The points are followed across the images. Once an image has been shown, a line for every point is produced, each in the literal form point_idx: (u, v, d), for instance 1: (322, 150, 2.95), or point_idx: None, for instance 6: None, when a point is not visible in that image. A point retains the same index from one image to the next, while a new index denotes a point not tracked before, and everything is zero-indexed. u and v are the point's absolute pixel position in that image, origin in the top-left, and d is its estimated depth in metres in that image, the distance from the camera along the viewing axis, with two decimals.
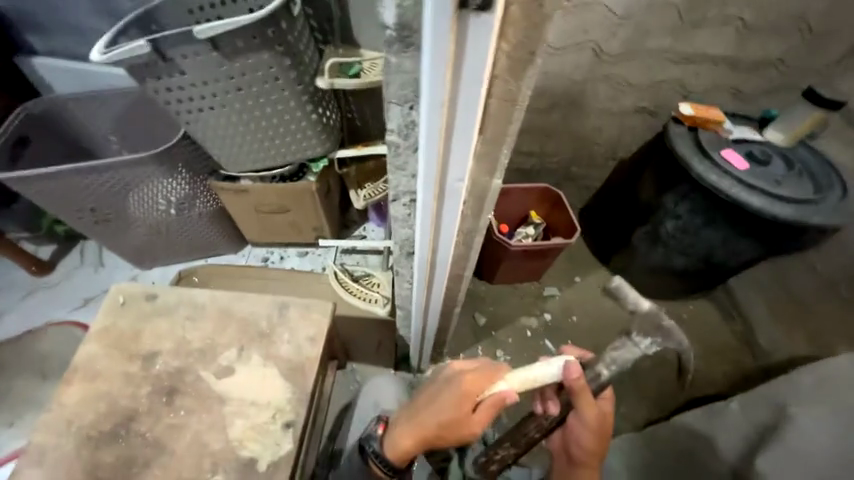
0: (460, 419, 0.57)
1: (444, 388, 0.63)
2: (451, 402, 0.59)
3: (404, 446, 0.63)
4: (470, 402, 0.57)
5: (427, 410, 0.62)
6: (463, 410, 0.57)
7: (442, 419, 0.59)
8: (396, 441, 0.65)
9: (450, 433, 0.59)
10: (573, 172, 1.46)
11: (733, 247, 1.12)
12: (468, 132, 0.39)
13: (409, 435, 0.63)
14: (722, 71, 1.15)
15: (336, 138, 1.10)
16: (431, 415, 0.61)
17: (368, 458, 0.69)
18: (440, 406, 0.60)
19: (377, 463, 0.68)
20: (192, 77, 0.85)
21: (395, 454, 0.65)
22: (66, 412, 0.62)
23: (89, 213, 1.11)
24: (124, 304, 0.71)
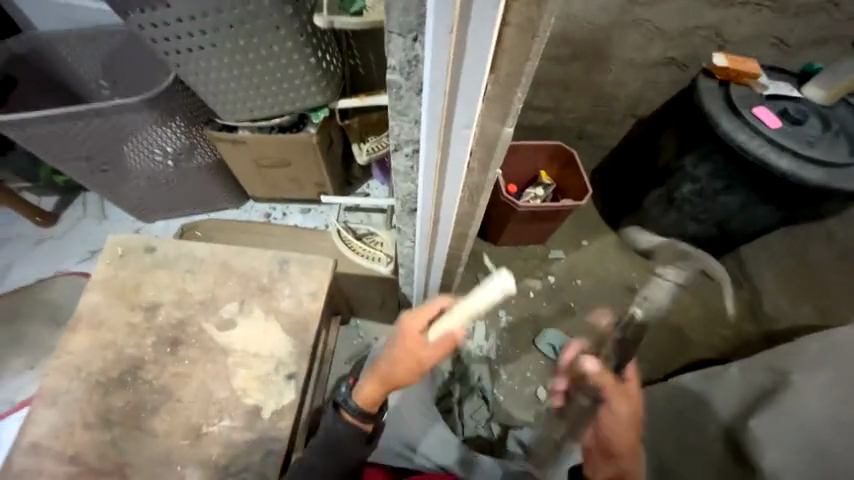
0: (411, 352, 0.58)
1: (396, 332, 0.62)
2: (403, 339, 0.59)
3: (369, 394, 0.60)
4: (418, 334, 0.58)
5: (385, 354, 0.61)
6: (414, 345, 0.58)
7: (398, 358, 0.58)
8: (360, 392, 0.61)
9: (403, 367, 0.58)
10: (589, 130, 1.38)
11: (750, 213, 1.08)
12: (479, 67, 0.34)
13: (372, 381, 0.60)
14: (766, 16, 1.03)
15: (337, 86, 1.03)
16: (389, 356, 0.60)
17: (339, 409, 0.61)
18: (393, 348, 0.60)
19: (351, 414, 0.61)
20: (178, 11, 0.77)
21: (360, 403, 0.60)
22: (75, 358, 0.63)
23: (85, 162, 1.08)
24: (124, 256, 0.70)
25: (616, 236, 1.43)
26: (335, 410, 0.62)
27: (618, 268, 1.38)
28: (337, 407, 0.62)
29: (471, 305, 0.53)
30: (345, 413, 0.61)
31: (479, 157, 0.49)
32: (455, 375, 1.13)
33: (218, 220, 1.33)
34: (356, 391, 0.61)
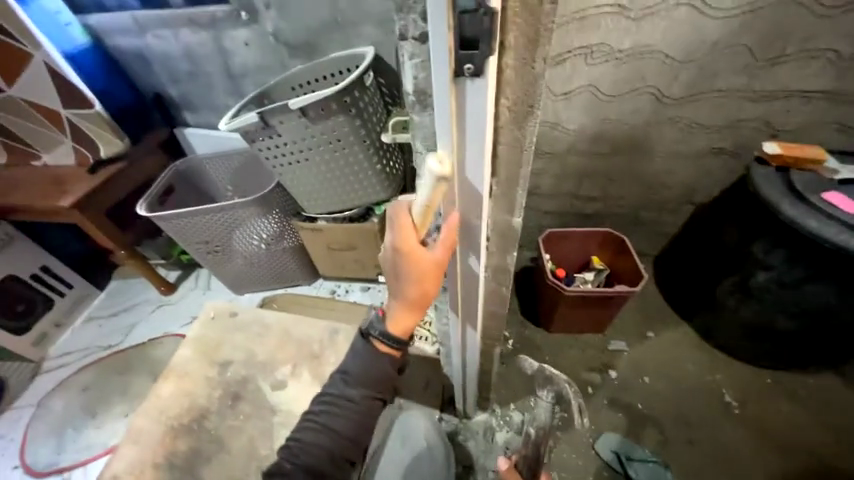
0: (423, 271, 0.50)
1: (388, 260, 0.52)
2: (403, 267, 0.50)
3: (405, 322, 0.57)
4: (412, 256, 0.48)
5: (394, 282, 0.54)
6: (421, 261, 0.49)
7: (408, 281, 0.51)
8: (391, 324, 0.58)
9: (425, 282, 0.51)
10: (641, 217, 1.37)
11: (851, 307, 0.93)
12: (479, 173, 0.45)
13: (399, 311, 0.56)
14: (818, 107, 1.02)
15: (397, 184, 1.24)
16: (401, 283, 0.53)
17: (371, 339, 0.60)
18: (405, 276, 0.51)
19: (384, 341, 0.59)
20: (286, 138, 1.06)
21: (399, 332, 0.57)
22: (159, 402, 0.76)
23: (204, 245, 1.39)
24: (213, 318, 0.86)
25: (689, 328, 1.28)
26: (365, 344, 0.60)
27: (696, 366, 1.21)
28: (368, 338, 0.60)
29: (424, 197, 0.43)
30: (383, 341, 0.59)
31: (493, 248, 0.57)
32: None
33: (292, 294, 1.54)
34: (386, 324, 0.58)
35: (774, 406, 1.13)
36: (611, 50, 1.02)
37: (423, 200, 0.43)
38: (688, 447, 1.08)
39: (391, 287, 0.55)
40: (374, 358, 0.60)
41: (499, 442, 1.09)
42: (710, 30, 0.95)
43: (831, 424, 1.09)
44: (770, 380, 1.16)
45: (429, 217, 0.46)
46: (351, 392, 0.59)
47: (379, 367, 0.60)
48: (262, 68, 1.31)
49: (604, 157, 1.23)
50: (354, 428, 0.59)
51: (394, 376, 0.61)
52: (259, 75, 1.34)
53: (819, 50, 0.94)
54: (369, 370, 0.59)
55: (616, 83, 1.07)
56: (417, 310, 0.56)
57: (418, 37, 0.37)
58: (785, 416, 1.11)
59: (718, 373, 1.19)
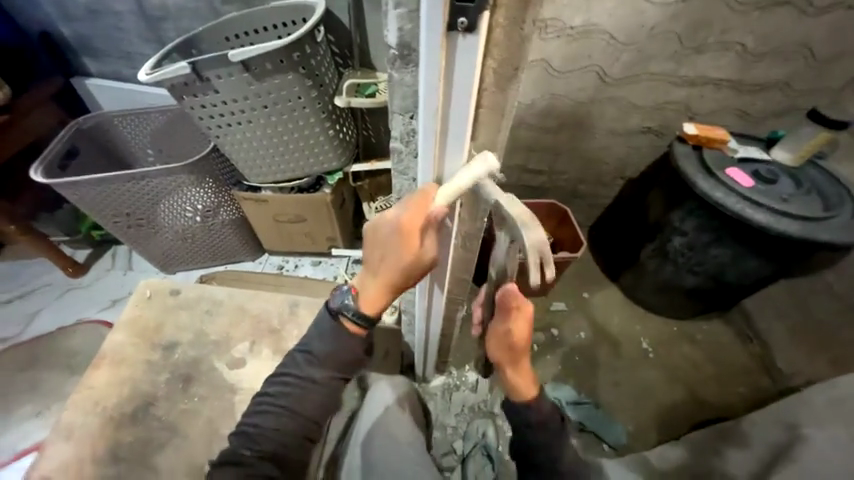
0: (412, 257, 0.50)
1: (381, 237, 0.51)
2: (398, 248, 0.49)
3: (377, 300, 0.56)
4: (411, 242, 0.48)
5: (377, 261, 0.53)
6: (412, 247, 0.49)
7: (395, 264, 0.51)
8: (363, 301, 0.57)
9: (408, 271, 0.51)
10: (580, 189, 1.49)
11: (743, 266, 1.11)
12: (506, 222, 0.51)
13: (374, 291, 0.55)
14: (728, 94, 1.16)
15: (351, 153, 1.18)
16: (385, 263, 0.52)
17: (339, 318, 0.59)
18: (394, 255, 0.50)
19: (354, 320, 0.58)
20: (224, 95, 0.94)
21: (370, 311, 0.57)
22: (92, 393, 0.71)
23: (125, 217, 1.20)
24: (151, 297, 0.81)
25: (616, 289, 1.46)
26: (332, 321, 0.59)
27: (620, 321, 1.39)
28: (336, 316, 0.59)
29: (456, 184, 0.46)
30: (353, 320, 0.58)
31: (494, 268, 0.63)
32: (459, 431, 1.13)
33: (234, 270, 1.42)
34: (357, 301, 0.57)
35: (678, 348, 1.35)
36: (563, 26, 1.05)
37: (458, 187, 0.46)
38: (614, 389, 1.26)
39: (371, 264, 0.54)
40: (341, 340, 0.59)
41: (456, 401, 1.17)
42: (649, 14, 1.01)
43: (718, 361, 1.33)
44: (677, 329, 1.38)
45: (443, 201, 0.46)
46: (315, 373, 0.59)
47: (347, 346, 0.60)
48: (185, 11, 1.12)
49: (551, 132, 1.30)
50: (316, 408, 0.60)
51: (361, 357, 0.62)
52: (182, 20, 1.14)
53: (730, 42, 1.05)
54: (333, 350, 0.59)
55: (565, 60, 1.12)
56: (387, 296, 0.56)
57: None
58: (687, 357, 1.33)
59: (638, 326, 1.39)
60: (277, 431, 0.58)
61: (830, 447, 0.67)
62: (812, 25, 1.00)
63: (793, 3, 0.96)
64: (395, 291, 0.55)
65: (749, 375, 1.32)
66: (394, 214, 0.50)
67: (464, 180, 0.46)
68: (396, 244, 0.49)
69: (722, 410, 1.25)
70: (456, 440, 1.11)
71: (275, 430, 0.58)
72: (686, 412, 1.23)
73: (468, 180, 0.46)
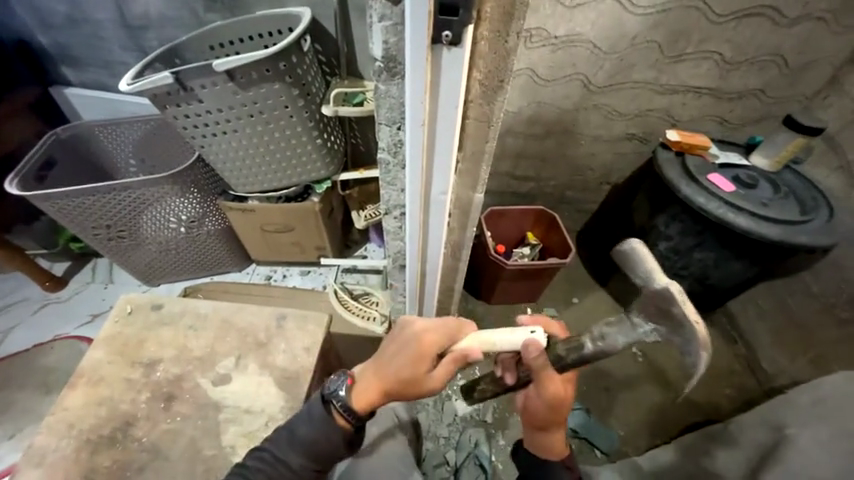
0: (425, 366, 0.55)
1: (404, 340, 0.58)
2: (414, 355, 0.55)
3: (368, 395, 0.55)
4: (431, 357, 0.55)
5: (390, 357, 0.57)
6: (430, 357, 0.55)
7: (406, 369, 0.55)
8: (356, 397, 0.55)
9: (414, 378, 0.55)
10: (568, 196, 1.50)
11: (726, 269, 1.13)
12: (678, 325, 0.49)
13: (370, 385, 0.56)
14: (707, 101, 1.19)
15: (339, 162, 1.18)
16: (395, 364, 0.56)
17: (330, 405, 0.56)
18: (409, 355, 0.56)
19: (344, 412, 0.55)
20: (209, 105, 0.92)
21: (357, 407, 0.55)
22: (69, 415, 0.68)
23: (105, 230, 1.17)
24: (132, 313, 0.79)
25: (606, 292, 1.47)
26: (326, 406, 0.56)
27: None
28: (328, 402, 0.56)
29: (492, 336, 0.56)
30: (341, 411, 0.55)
31: (595, 348, 0.54)
32: (452, 441, 1.12)
33: (220, 282, 1.38)
34: (352, 391, 0.56)
35: (666, 351, 1.36)
36: (548, 36, 1.07)
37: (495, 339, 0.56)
38: (606, 394, 1.26)
39: (382, 361, 0.58)
40: (325, 425, 0.55)
41: (448, 411, 1.16)
42: (630, 25, 1.04)
43: (705, 362, 1.35)
44: None
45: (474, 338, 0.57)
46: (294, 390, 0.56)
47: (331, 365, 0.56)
48: (169, 20, 1.10)
49: (538, 139, 1.32)
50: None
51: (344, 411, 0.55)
52: (166, 29, 1.13)
53: (708, 52, 1.08)
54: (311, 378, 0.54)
55: (550, 69, 1.14)
56: (378, 396, 0.56)
57: None
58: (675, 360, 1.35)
59: None
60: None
61: (815, 448, 0.68)
62: (784, 36, 1.03)
63: (767, 15, 1.00)
64: (389, 395, 0.56)
65: (734, 376, 1.34)
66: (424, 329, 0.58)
67: (499, 338, 0.56)
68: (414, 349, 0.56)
69: (710, 412, 1.26)
70: (448, 450, 1.10)
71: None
72: (676, 415, 1.25)
73: (503, 340, 0.56)
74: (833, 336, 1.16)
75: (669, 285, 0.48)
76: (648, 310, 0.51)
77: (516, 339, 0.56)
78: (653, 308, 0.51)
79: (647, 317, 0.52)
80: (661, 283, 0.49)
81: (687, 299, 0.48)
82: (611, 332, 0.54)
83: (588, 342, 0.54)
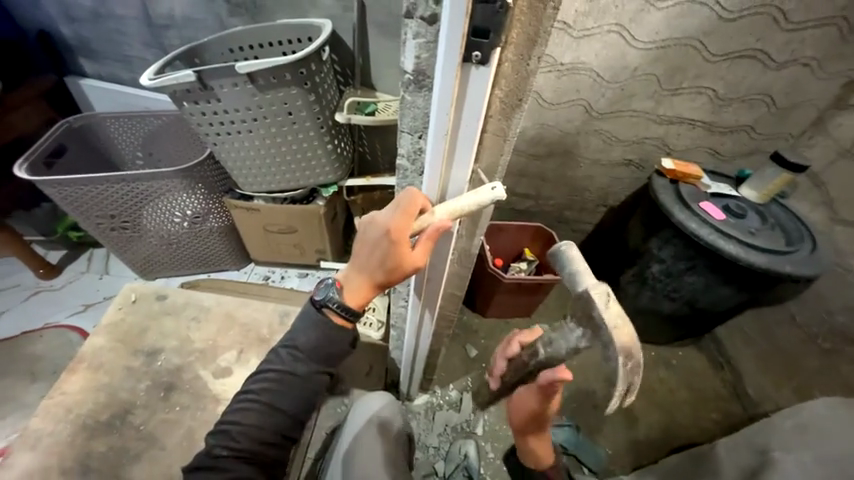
0: (397, 257, 0.50)
1: (371, 236, 0.52)
2: (386, 251, 0.51)
3: (359, 294, 0.57)
4: (399, 248, 0.49)
5: (365, 258, 0.54)
6: (399, 246, 0.49)
7: (381, 265, 0.52)
8: (348, 298, 0.58)
9: (392, 271, 0.52)
10: (564, 216, 1.55)
11: (715, 294, 1.17)
12: (598, 330, 0.52)
13: (359, 286, 0.56)
14: (700, 133, 1.25)
15: (347, 168, 1.20)
16: (372, 263, 0.53)
17: (325, 309, 0.59)
18: (380, 251, 0.51)
19: (339, 312, 0.58)
20: (226, 104, 0.95)
21: (353, 306, 0.58)
22: (67, 397, 0.73)
23: (109, 219, 1.17)
24: (136, 301, 0.85)
25: None
26: (318, 310, 0.60)
27: None
28: (321, 308, 0.59)
29: (459, 204, 0.48)
30: (336, 315, 0.59)
31: (545, 354, 0.64)
32: (441, 451, 1.12)
33: (218, 280, 1.39)
34: (342, 294, 0.58)
35: (653, 372, 1.40)
36: (554, 62, 1.13)
37: (464, 207, 0.48)
38: (594, 411, 1.29)
39: (361, 259, 0.56)
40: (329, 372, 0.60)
41: (439, 421, 1.16)
42: (632, 58, 1.10)
43: (690, 385, 1.39)
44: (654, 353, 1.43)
45: (443, 214, 0.49)
46: (299, 366, 0.59)
47: (333, 341, 0.60)
48: (191, 21, 1.14)
49: (539, 159, 1.37)
50: (301, 405, 0.60)
51: (346, 349, 0.62)
52: (187, 29, 1.16)
53: (703, 88, 1.15)
54: (318, 343, 0.59)
55: (556, 93, 1.19)
56: (368, 291, 0.57)
57: (427, 17, 0.38)
58: (662, 382, 1.38)
59: None
60: (258, 431, 0.58)
61: (798, 469, 0.70)
62: (774, 78, 1.10)
63: (757, 57, 1.07)
64: (376, 287, 0.56)
65: (719, 400, 1.37)
66: (385, 217, 0.51)
67: (465, 204, 0.48)
68: (381, 243, 0.51)
69: (696, 436, 1.28)
70: (438, 460, 1.10)
71: (256, 429, 0.58)
72: (661, 437, 1.26)
73: (468, 206, 0.48)
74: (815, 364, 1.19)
75: (590, 288, 0.51)
76: (577, 314, 0.56)
77: (482, 199, 0.48)
78: (582, 312, 0.54)
79: (577, 321, 0.56)
80: (584, 286, 0.52)
81: (608, 300, 0.51)
82: (556, 338, 0.62)
83: (541, 348, 0.65)
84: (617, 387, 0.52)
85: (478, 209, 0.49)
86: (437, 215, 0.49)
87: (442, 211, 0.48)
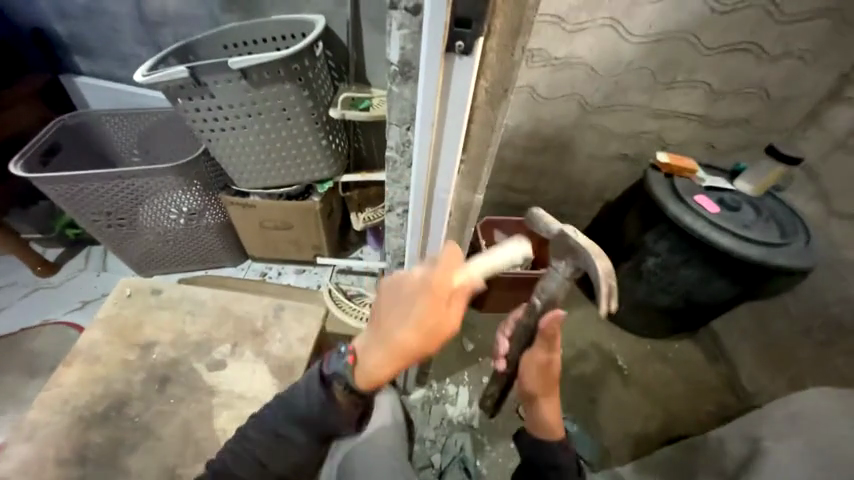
0: (434, 319, 0.45)
1: (398, 298, 0.48)
2: (419, 313, 0.46)
3: (377, 369, 0.50)
4: (440, 305, 0.45)
5: (389, 325, 0.48)
6: (438, 305, 0.45)
7: (410, 330, 0.46)
8: (363, 371, 0.51)
9: (423, 336, 0.46)
10: (561, 211, 1.55)
11: (710, 287, 1.17)
12: (577, 252, 0.56)
13: (378, 360, 0.50)
14: (696, 127, 1.25)
15: (342, 163, 1.20)
16: (398, 331, 0.47)
17: (333, 383, 0.55)
18: (411, 314, 0.46)
19: (350, 388, 0.55)
20: (220, 100, 0.95)
21: (369, 382, 0.51)
22: (64, 390, 0.74)
23: (105, 216, 1.18)
24: (130, 296, 0.85)
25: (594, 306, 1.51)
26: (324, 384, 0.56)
27: (598, 339, 1.44)
28: (330, 381, 0.56)
29: (490, 261, 0.50)
30: (346, 390, 0.56)
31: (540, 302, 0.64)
32: (437, 444, 1.12)
33: (215, 276, 1.40)
34: (359, 367, 0.52)
35: (649, 366, 1.40)
36: (548, 56, 1.13)
37: (496, 263, 0.50)
38: (590, 404, 1.30)
39: (382, 328, 0.50)
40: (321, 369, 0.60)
41: (435, 414, 1.17)
42: (626, 51, 1.10)
43: (686, 378, 1.39)
44: (651, 347, 1.44)
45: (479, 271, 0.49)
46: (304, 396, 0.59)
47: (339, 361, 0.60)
48: (185, 18, 1.14)
49: (534, 153, 1.37)
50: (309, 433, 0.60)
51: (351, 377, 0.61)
52: (181, 26, 1.16)
53: (698, 81, 1.15)
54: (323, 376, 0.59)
55: (550, 87, 1.19)
56: (387, 368, 0.50)
57: (411, 8, 0.38)
58: (658, 375, 1.38)
59: (614, 343, 1.44)
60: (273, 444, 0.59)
61: (790, 458, 0.70)
62: (768, 71, 1.10)
63: (751, 50, 1.07)
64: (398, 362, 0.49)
65: (713, 392, 1.38)
66: (417, 276, 0.48)
67: (494, 261, 0.50)
68: (413, 306, 0.47)
69: (692, 428, 1.29)
70: (434, 453, 1.11)
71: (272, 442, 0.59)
72: (656, 429, 1.27)
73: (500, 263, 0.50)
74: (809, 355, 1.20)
75: (561, 226, 0.57)
76: (559, 251, 0.59)
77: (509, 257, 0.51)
78: (563, 250, 0.59)
79: (560, 258, 0.60)
80: (556, 227, 0.58)
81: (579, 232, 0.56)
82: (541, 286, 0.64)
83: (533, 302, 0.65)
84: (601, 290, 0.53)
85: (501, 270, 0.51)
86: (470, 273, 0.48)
87: (475, 269, 0.49)
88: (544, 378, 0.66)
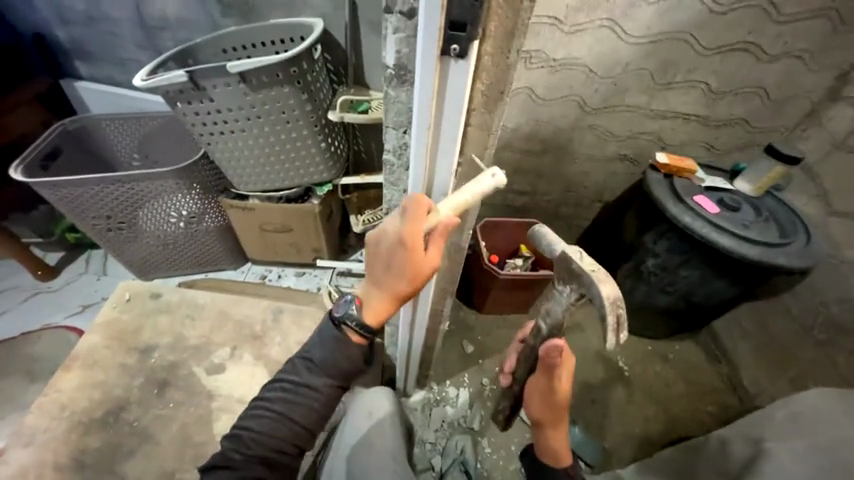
0: (413, 262, 0.49)
1: (384, 249, 0.51)
2: (401, 260, 0.49)
3: (379, 310, 0.56)
4: (416, 251, 0.48)
5: (380, 272, 0.53)
6: (415, 250, 0.48)
7: (398, 276, 0.50)
8: (366, 314, 0.57)
9: (409, 279, 0.50)
10: (560, 212, 1.55)
11: (710, 288, 1.17)
12: (579, 277, 0.55)
13: (378, 302, 0.55)
14: (695, 127, 1.25)
15: (341, 166, 1.21)
16: (389, 276, 0.52)
17: (343, 327, 0.59)
18: (395, 262, 0.50)
19: (357, 330, 0.58)
20: (219, 104, 0.96)
21: (372, 322, 0.57)
22: (63, 394, 0.74)
23: (105, 220, 1.18)
24: (130, 300, 0.86)
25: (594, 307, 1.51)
26: (334, 329, 0.60)
27: (598, 339, 1.44)
28: (339, 325, 0.59)
29: (464, 196, 0.49)
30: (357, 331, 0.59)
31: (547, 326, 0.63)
32: (438, 446, 1.12)
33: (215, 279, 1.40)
34: (361, 312, 0.57)
35: (650, 367, 1.40)
36: (546, 58, 1.13)
37: (470, 197, 0.49)
38: (590, 405, 1.29)
39: (375, 275, 0.54)
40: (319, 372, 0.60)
41: (436, 416, 1.16)
42: (624, 52, 1.10)
43: (687, 379, 1.39)
44: (651, 348, 1.44)
45: (453, 209, 0.49)
46: (311, 384, 0.60)
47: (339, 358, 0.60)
48: (184, 23, 1.14)
49: (533, 155, 1.37)
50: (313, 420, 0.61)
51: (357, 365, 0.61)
52: (180, 30, 1.16)
53: (695, 81, 1.15)
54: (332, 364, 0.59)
55: (548, 89, 1.19)
56: (386, 307, 0.56)
57: (406, 11, 0.38)
58: (659, 376, 1.38)
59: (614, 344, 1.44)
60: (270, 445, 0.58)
61: (792, 460, 0.69)
62: (766, 71, 1.10)
63: (749, 50, 1.07)
64: (395, 301, 0.55)
65: (714, 393, 1.38)
66: (395, 226, 0.50)
67: (467, 196, 0.49)
68: (394, 254, 0.50)
69: (693, 429, 1.28)
70: (435, 455, 1.11)
71: (268, 440, 0.59)
72: (657, 431, 1.27)
73: (473, 197, 0.49)
74: (810, 356, 1.20)
75: (564, 249, 0.57)
76: (561, 276, 0.59)
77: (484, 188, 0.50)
78: (564, 273, 0.58)
79: (563, 282, 0.59)
80: (558, 249, 0.58)
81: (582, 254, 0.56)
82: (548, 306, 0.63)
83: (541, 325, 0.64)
84: (606, 321, 0.52)
85: (481, 199, 0.50)
86: (443, 213, 0.49)
87: (448, 208, 0.49)
88: (548, 408, 0.64)
